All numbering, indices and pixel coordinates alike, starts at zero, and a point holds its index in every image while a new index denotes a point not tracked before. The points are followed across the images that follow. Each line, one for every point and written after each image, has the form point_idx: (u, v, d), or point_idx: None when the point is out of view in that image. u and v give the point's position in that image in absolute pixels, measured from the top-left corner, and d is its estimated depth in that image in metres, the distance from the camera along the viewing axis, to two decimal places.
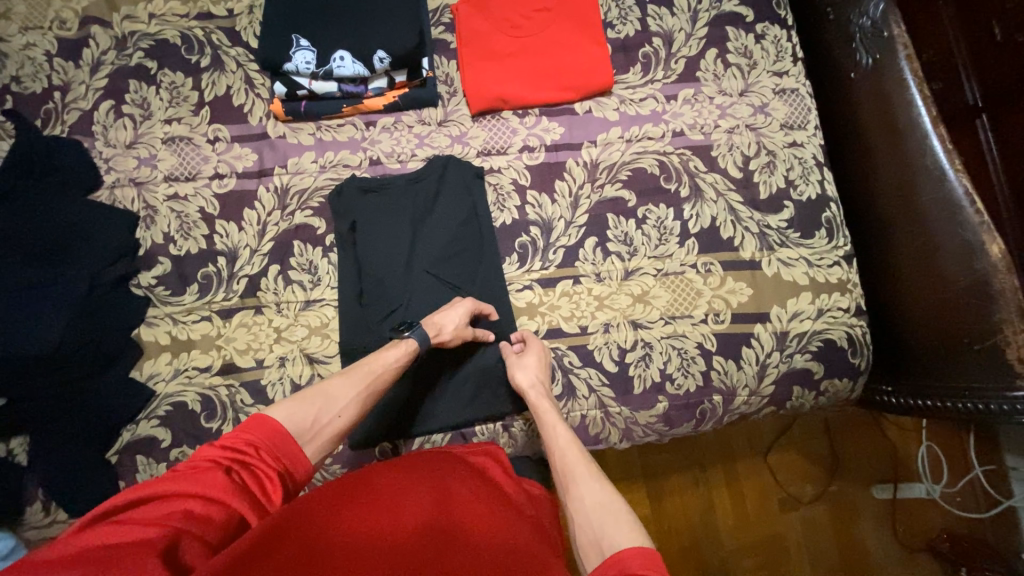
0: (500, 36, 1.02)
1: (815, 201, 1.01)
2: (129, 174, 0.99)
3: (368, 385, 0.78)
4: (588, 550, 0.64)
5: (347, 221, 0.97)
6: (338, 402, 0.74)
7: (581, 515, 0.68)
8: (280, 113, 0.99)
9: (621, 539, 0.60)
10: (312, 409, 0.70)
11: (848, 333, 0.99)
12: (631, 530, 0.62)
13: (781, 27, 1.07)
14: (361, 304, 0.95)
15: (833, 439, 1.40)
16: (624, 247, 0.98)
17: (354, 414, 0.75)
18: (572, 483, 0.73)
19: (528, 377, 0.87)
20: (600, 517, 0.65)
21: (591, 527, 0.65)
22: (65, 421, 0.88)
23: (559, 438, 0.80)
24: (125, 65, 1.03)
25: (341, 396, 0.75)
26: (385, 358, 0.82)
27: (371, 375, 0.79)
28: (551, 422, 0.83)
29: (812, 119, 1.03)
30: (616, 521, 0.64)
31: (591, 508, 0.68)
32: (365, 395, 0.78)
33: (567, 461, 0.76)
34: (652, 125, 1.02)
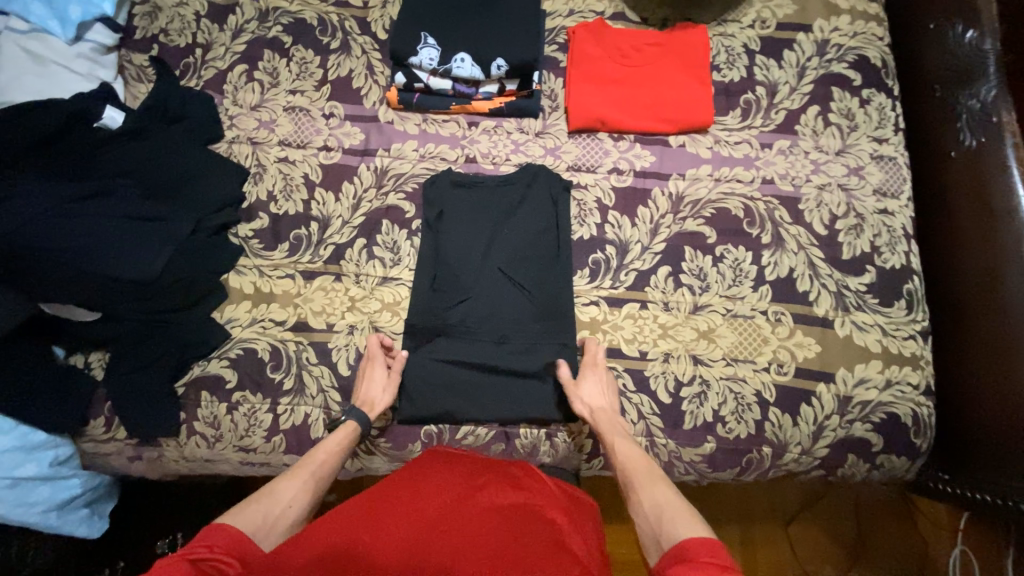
0: (610, 63, 1.07)
1: (898, 271, 1.00)
2: (248, 133, 1.08)
3: (311, 476, 0.80)
4: (650, 545, 0.69)
5: (438, 209, 1.02)
6: (285, 494, 0.76)
7: (645, 513, 0.72)
8: (393, 101, 1.06)
9: (681, 532, 0.65)
10: (261, 510, 0.72)
11: (914, 411, 0.96)
12: (690, 524, 0.66)
13: (886, 96, 1.08)
14: (433, 289, 0.99)
15: (862, 521, 1.34)
16: (697, 281, 0.99)
17: (305, 502, 0.77)
18: (633, 485, 0.78)
19: (598, 394, 0.90)
20: (658, 510, 0.71)
21: (651, 524, 0.70)
22: (151, 344, 0.95)
23: (623, 448, 0.84)
24: (263, 36, 1.12)
25: (291, 491, 0.77)
26: (325, 443, 0.85)
27: (312, 464, 0.82)
28: (611, 433, 0.86)
29: (907, 190, 1.03)
30: (677, 517, 0.68)
31: (652, 509, 0.72)
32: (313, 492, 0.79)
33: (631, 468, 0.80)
34: (743, 168, 1.03)
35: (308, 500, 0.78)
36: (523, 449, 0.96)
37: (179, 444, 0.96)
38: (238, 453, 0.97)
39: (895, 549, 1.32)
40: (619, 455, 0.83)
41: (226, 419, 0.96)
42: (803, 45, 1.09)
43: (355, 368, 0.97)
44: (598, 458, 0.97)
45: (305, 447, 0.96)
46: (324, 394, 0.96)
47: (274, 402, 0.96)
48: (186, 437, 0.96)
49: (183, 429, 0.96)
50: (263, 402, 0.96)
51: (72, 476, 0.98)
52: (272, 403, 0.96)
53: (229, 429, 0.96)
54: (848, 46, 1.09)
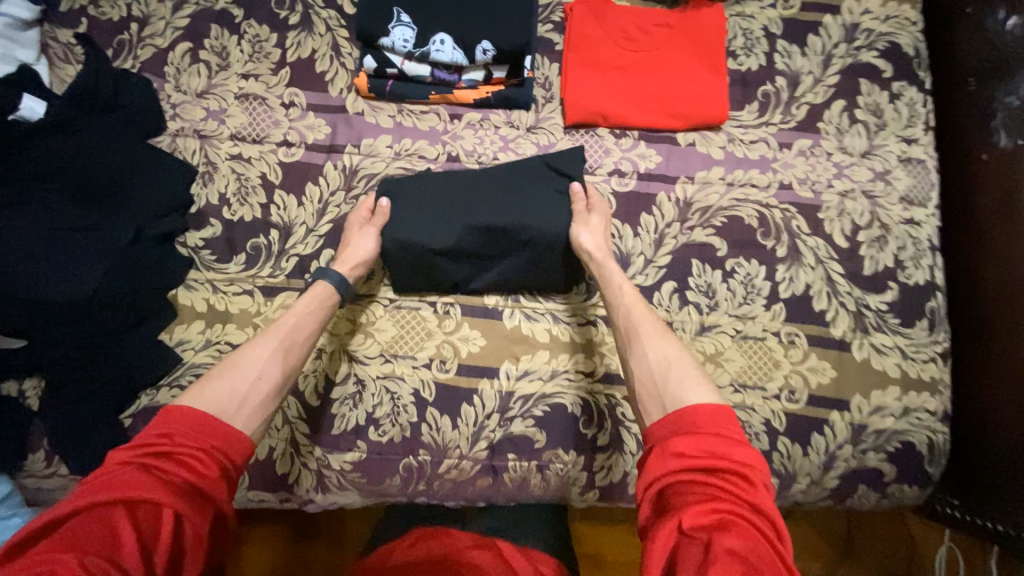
0: (612, 46, 0.94)
1: (921, 287, 0.91)
2: (195, 125, 0.93)
3: (284, 342, 0.72)
4: (648, 400, 0.65)
5: (413, 188, 0.89)
6: (252, 363, 0.68)
7: (647, 369, 0.67)
8: (363, 89, 0.92)
9: (689, 395, 0.61)
10: (224, 383, 0.65)
11: (929, 440, 0.90)
12: (699, 387, 0.62)
13: (918, 89, 0.97)
14: (424, 279, 0.88)
15: (854, 522, 1.28)
16: (704, 299, 0.90)
17: (277, 368, 0.70)
18: (633, 339, 0.71)
19: (595, 242, 0.83)
20: (664, 369, 0.66)
21: (654, 381, 0.65)
22: (88, 373, 0.83)
23: (625, 297, 0.77)
24: (210, 8, 0.96)
25: (262, 362, 0.69)
26: (296, 306, 0.77)
27: (284, 327, 0.73)
28: (615, 282, 0.79)
29: (935, 197, 0.93)
30: (683, 377, 0.64)
31: (657, 364, 0.67)
32: (286, 349, 0.72)
33: (633, 319, 0.74)
34: (758, 172, 0.93)
35: (281, 368, 0.70)
36: (511, 483, 0.87)
37: None
38: None
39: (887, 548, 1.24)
40: (619, 303, 0.77)
41: None
42: (830, 29, 0.97)
43: (325, 397, 0.87)
44: (593, 491, 0.89)
45: (271, 483, 0.87)
46: (291, 426, 0.86)
47: None
48: None
49: None
50: None
51: (10, 515, 0.83)
52: None
53: None
54: (879, 32, 0.97)
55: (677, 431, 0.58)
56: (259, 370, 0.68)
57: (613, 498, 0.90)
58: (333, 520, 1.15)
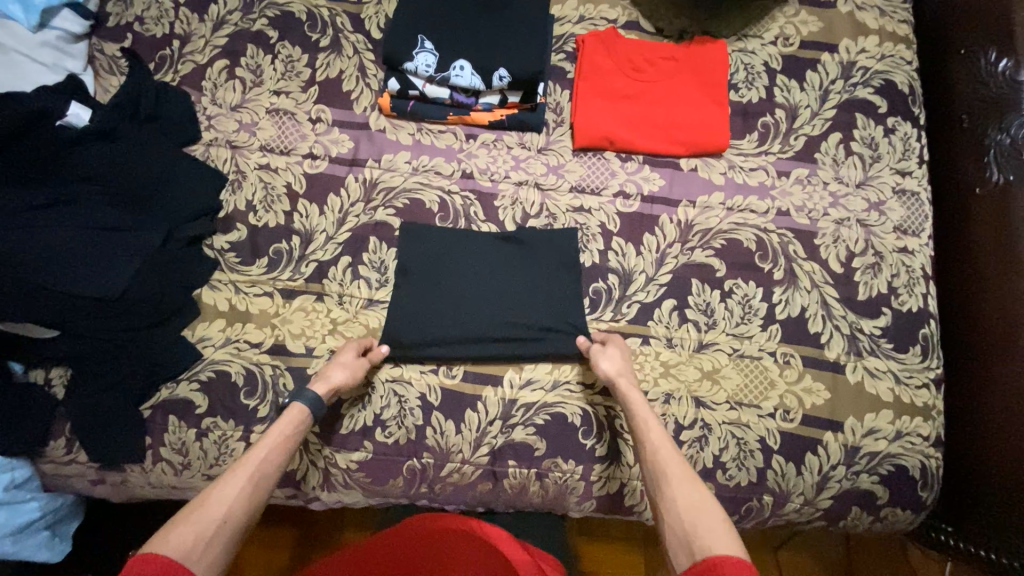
0: (621, 77, 1.00)
1: (915, 314, 0.94)
2: (227, 136, 0.99)
3: (251, 478, 0.72)
4: (679, 553, 0.65)
5: (431, 239, 0.95)
6: (220, 506, 0.67)
7: (676, 520, 0.68)
8: (386, 108, 0.98)
9: (717, 546, 0.62)
10: (190, 530, 0.64)
11: (922, 463, 0.91)
12: (725, 542, 0.62)
13: (912, 125, 1.01)
14: (447, 318, 0.91)
15: (850, 547, 1.27)
16: (703, 317, 0.93)
17: (245, 509, 0.69)
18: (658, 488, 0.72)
19: (612, 366, 0.85)
20: (688, 524, 0.66)
21: (683, 535, 0.66)
22: (112, 365, 0.88)
23: (651, 433, 0.79)
24: (247, 29, 1.03)
25: (228, 502, 0.68)
26: (271, 434, 0.77)
27: (251, 462, 0.73)
28: (642, 412, 0.81)
29: (928, 228, 0.97)
30: (710, 528, 0.65)
31: (684, 514, 0.68)
32: (254, 483, 0.72)
33: (659, 461, 0.75)
34: (758, 198, 0.97)
35: (249, 503, 0.70)
36: (511, 490, 0.90)
37: (143, 470, 0.90)
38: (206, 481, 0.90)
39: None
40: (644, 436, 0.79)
41: (194, 446, 0.89)
42: (828, 66, 1.02)
43: (335, 398, 0.90)
44: (590, 501, 0.91)
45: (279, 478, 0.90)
46: None
47: (247, 430, 0.89)
48: (151, 463, 0.89)
49: (149, 455, 0.89)
50: (235, 430, 0.89)
51: (29, 499, 0.90)
52: (244, 432, 0.89)
53: (197, 457, 0.89)
54: (875, 70, 1.02)
55: None
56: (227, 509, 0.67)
57: (610, 508, 0.92)
58: (334, 523, 1.17)
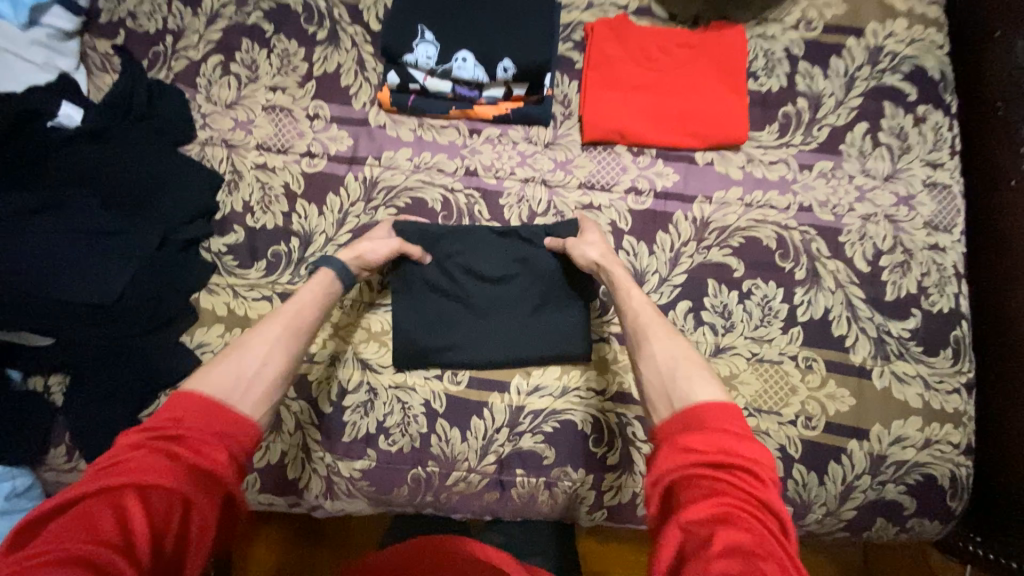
0: (633, 65, 0.94)
1: (946, 315, 0.89)
2: (223, 134, 0.96)
3: (287, 327, 0.72)
4: (658, 402, 0.64)
5: (429, 240, 0.89)
6: (258, 350, 0.68)
7: (658, 372, 0.66)
8: (385, 103, 0.94)
9: (698, 390, 0.61)
10: (231, 367, 0.64)
11: (952, 472, 0.87)
12: (712, 389, 0.61)
13: (943, 113, 0.95)
14: (451, 329, 0.88)
15: (871, 555, 1.23)
16: (720, 320, 0.89)
17: (284, 356, 0.69)
18: (643, 342, 0.71)
19: (595, 252, 0.83)
20: (668, 372, 0.65)
21: (661, 379, 0.65)
22: (110, 374, 0.86)
23: (634, 301, 0.76)
24: (241, 22, 0.99)
25: (262, 347, 0.68)
26: (302, 296, 0.76)
27: (287, 312, 0.73)
28: (624, 283, 0.79)
29: (961, 223, 0.91)
30: (691, 376, 0.64)
31: (664, 362, 0.67)
32: (289, 332, 0.71)
33: (643, 321, 0.73)
34: (778, 193, 0.92)
35: (289, 351, 0.70)
36: (519, 499, 0.87)
37: None
38: None
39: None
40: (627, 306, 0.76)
41: None
42: (853, 51, 0.96)
43: (337, 405, 0.88)
44: (601, 510, 0.88)
45: (281, 487, 0.88)
46: (302, 430, 0.87)
47: None
48: None
49: None
50: None
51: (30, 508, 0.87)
52: None
53: None
54: (904, 54, 0.96)
55: (680, 432, 0.57)
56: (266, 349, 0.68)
57: (621, 518, 0.88)
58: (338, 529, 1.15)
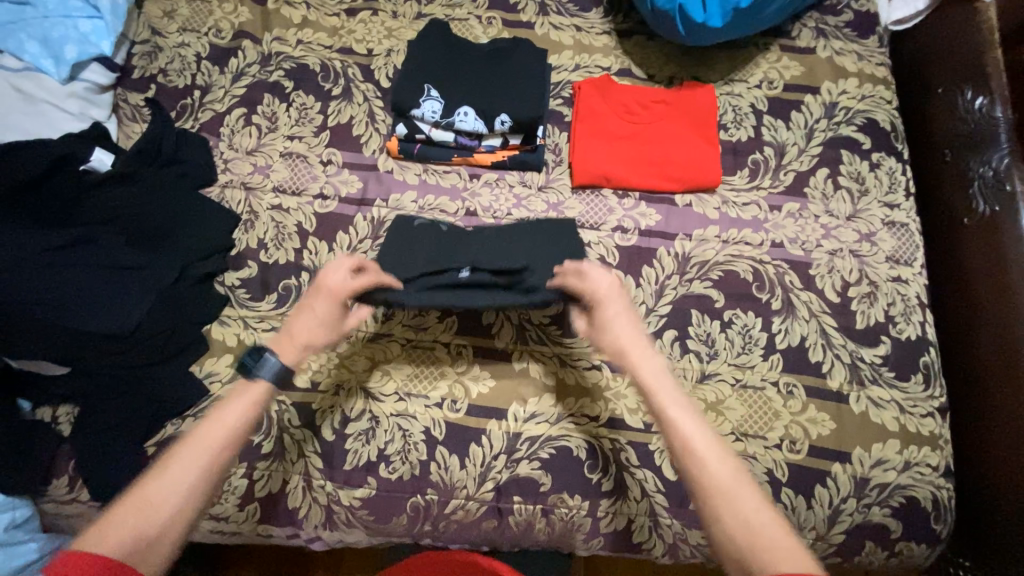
0: (616, 119, 1.05)
1: (913, 342, 0.96)
2: (242, 178, 1.04)
3: (197, 461, 0.63)
4: (728, 558, 0.57)
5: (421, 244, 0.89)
6: (161, 498, 0.60)
7: (735, 521, 0.57)
8: (393, 150, 1.03)
9: (780, 557, 0.54)
10: (130, 522, 0.58)
11: (933, 495, 0.90)
12: (799, 555, 0.54)
13: (896, 160, 1.06)
14: (450, 323, 0.96)
15: None
16: (704, 347, 0.94)
17: (191, 499, 0.61)
18: (700, 474, 0.61)
19: (623, 332, 0.74)
20: (740, 520, 0.57)
21: (732, 534, 0.57)
22: (121, 403, 0.89)
23: (680, 414, 0.65)
24: (264, 80, 1.10)
25: (164, 491, 0.60)
26: (219, 414, 0.66)
27: (195, 446, 0.63)
28: (661, 381, 0.69)
29: (920, 257, 0.99)
30: (768, 533, 0.56)
31: (734, 509, 0.58)
32: (196, 472, 0.62)
33: (694, 443, 0.63)
34: (752, 231, 1.00)
35: (195, 492, 0.62)
36: (517, 527, 0.89)
37: None
38: (207, 521, 0.89)
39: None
40: (676, 430, 0.64)
41: None
42: (811, 106, 1.08)
43: (340, 432, 0.90)
44: (598, 537, 0.89)
45: (280, 517, 0.89)
46: (305, 458, 0.90)
47: (250, 466, 0.89)
48: None
49: None
50: (238, 467, 0.89)
51: (27, 540, 0.87)
52: (248, 469, 0.89)
53: None
54: (856, 110, 1.08)
55: None
56: (191, 482, 0.62)
57: (617, 546, 0.90)
58: (333, 566, 1.14)
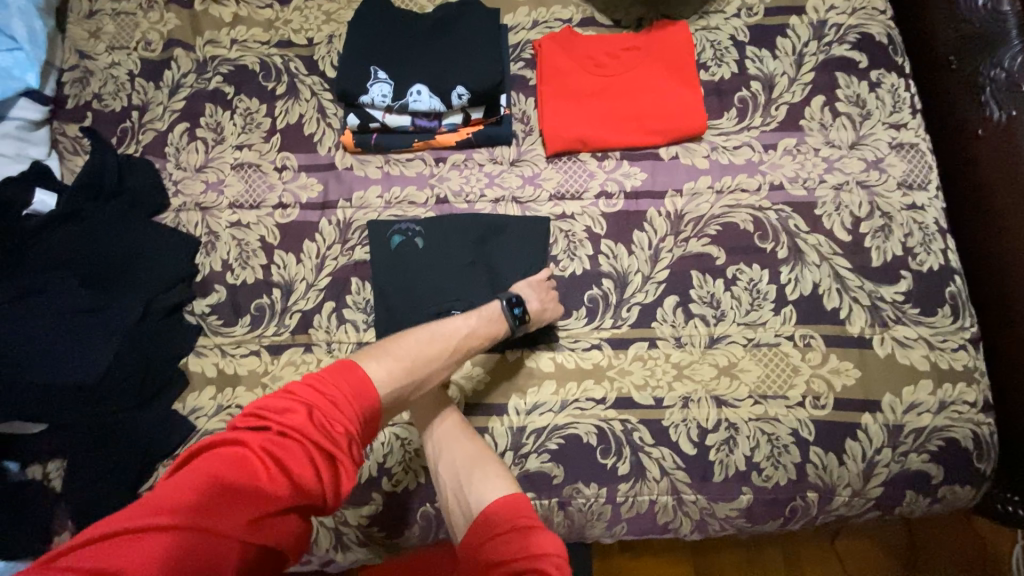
0: (583, 74, 0.96)
1: (937, 272, 0.88)
2: (196, 198, 0.98)
3: (450, 348, 0.74)
4: (456, 507, 0.70)
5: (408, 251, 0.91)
6: (424, 355, 0.71)
7: (451, 476, 0.72)
8: (349, 144, 0.96)
9: (491, 490, 0.67)
10: (393, 351, 0.70)
11: (974, 433, 0.83)
12: (501, 482, 0.69)
13: (898, 75, 0.96)
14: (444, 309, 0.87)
15: (916, 532, 1.17)
16: (709, 309, 0.87)
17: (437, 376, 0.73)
18: (440, 451, 0.75)
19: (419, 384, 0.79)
20: (465, 474, 0.71)
21: (458, 488, 0.70)
22: (104, 452, 0.85)
23: (436, 410, 0.78)
24: (203, 89, 1.02)
25: (425, 350, 0.72)
26: (457, 324, 0.77)
27: (451, 335, 0.75)
28: (429, 401, 0.78)
29: (935, 179, 0.90)
30: (488, 475, 0.70)
31: (463, 468, 0.71)
32: (444, 353, 0.73)
33: (432, 425, 0.77)
34: (746, 176, 0.92)
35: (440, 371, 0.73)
36: None
37: None
38: None
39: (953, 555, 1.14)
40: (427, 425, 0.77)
41: None
42: (797, 29, 0.98)
43: None
44: (620, 524, 0.84)
45: None
46: None
47: None
48: None
49: None
50: None
51: None
52: None
53: None
54: (848, 25, 0.98)
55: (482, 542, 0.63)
56: (435, 358, 0.72)
57: (642, 531, 0.85)
58: None
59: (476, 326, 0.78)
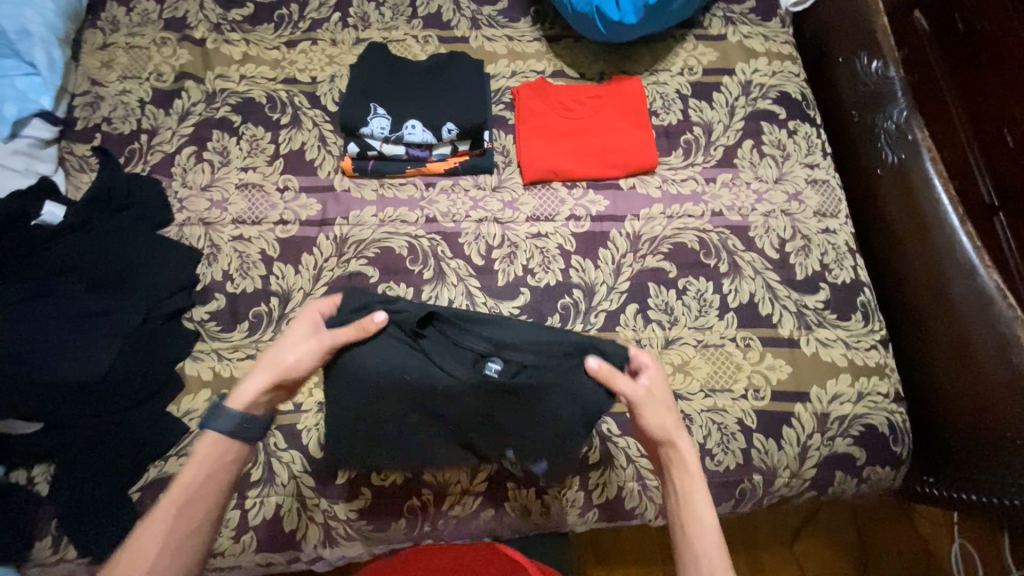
0: (555, 116, 1.12)
1: (849, 284, 1.05)
2: (200, 214, 1.05)
3: (189, 506, 0.67)
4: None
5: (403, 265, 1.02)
6: (171, 530, 0.65)
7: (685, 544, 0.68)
8: (348, 169, 1.07)
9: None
10: (135, 570, 0.62)
11: (888, 420, 0.98)
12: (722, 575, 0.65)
13: (810, 125, 1.17)
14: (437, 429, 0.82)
15: (863, 531, 1.29)
16: (665, 315, 1.01)
17: (195, 532, 0.67)
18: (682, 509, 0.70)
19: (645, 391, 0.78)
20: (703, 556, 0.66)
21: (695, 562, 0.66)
22: (95, 453, 0.87)
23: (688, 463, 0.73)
24: (211, 117, 1.12)
25: (165, 529, 0.65)
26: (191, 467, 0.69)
27: (183, 491, 0.67)
28: (682, 445, 0.74)
29: (843, 209, 1.10)
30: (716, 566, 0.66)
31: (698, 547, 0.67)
32: (192, 504, 0.67)
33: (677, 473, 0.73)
34: (692, 204, 1.09)
35: (194, 533, 0.67)
36: (514, 512, 0.92)
37: None
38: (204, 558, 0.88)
39: (897, 553, 1.26)
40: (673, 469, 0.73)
41: None
42: (729, 86, 1.18)
43: (328, 448, 0.92)
44: (592, 510, 0.93)
45: (278, 542, 0.89)
46: (296, 481, 0.90)
47: (242, 496, 0.89)
48: None
49: None
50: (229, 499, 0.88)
51: None
52: (239, 499, 0.89)
53: None
54: (769, 85, 1.19)
55: None
56: (178, 529, 0.65)
57: (613, 516, 0.94)
58: None
59: (210, 463, 0.70)
